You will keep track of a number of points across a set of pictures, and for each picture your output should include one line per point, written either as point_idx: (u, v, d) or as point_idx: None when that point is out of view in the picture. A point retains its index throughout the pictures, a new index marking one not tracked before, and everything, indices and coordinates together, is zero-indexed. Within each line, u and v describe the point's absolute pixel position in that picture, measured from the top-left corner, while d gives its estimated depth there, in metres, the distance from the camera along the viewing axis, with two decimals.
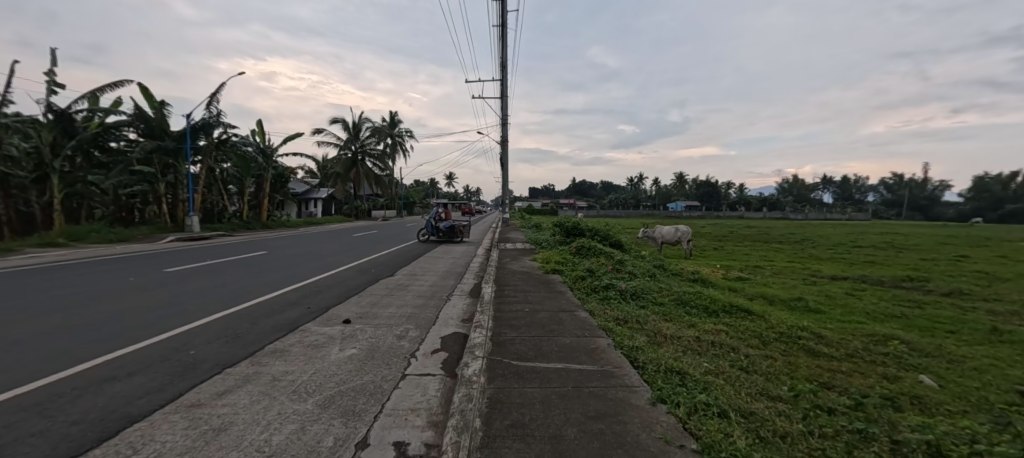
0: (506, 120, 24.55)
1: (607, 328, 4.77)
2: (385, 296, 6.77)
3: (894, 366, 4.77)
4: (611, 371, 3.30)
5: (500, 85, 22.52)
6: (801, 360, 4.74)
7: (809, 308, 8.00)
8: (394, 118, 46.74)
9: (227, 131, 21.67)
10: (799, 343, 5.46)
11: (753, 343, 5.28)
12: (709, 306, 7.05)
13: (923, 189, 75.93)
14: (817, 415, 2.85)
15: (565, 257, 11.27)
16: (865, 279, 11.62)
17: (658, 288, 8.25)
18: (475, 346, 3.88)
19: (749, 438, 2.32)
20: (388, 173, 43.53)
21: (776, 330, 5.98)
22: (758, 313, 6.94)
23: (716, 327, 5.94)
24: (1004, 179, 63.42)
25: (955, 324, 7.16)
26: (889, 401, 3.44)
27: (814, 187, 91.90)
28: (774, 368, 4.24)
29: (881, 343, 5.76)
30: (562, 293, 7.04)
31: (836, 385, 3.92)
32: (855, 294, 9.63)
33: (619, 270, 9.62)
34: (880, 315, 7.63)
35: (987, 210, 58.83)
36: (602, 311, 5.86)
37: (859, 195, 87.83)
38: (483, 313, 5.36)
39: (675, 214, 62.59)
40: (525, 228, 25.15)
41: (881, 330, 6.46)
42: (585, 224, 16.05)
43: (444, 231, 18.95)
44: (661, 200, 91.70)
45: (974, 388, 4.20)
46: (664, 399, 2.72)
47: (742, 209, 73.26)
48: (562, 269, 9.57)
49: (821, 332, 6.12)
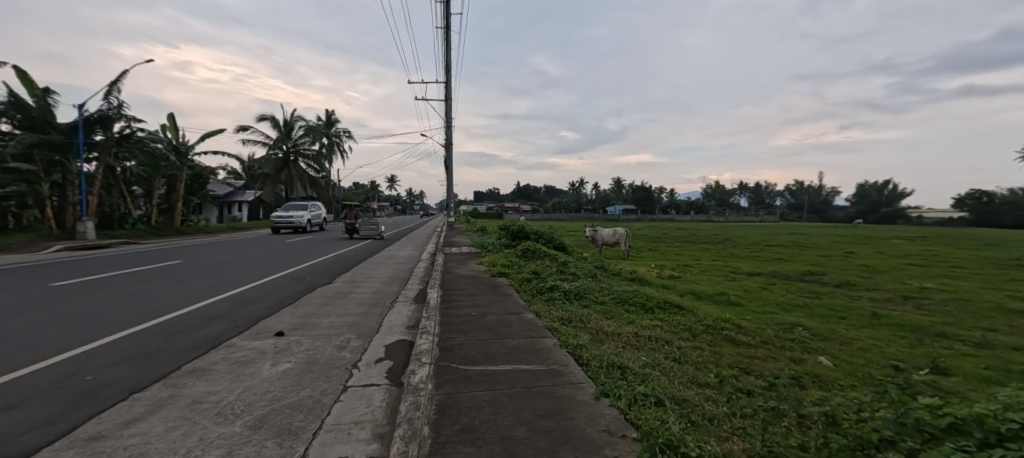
0: (450, 122, 24.33)
1: (553, 328, 4.90)
2: (323, 306, 6.39)
3: (799, 350, 5.44)
4: (557, 370, 3.41)
5: (444, 88, 22.41)
6: (724, 349, 5.23)
7: (730, 301, 8.85)
8: (331, 117, 44.51)
9: (131, 126, 19.33)
10: (722, 334, 6.01)
11: (685, 336, 5.72)
12: (645, 303, 7.54)
13: (820, 195, 87.02)
14: (738, 397, 3.18)
15: (510, 260, 11.34)
16: (775, 274, 13.07)
17: (598, 287, 8.67)
18: (421, 353, 3.81)
19: (682, 423, 2.52)
20: (324, 174, 41.24)
21: (703, 323, 6.52)
22: (687, 307, 7.54)
23: (653, 323, 6.34)
24: (880, 187, 74.75)
25: (845, 311, 8.29)
26: (796, 380, 3.91)
27: (735, 193, 101.01)
28: (702, 357, 4.63)
29: (788, 330, 6.54)
30: (509, 296, 7.11)
31: (753, 369, 4.37)
32: (768, 287, 10.78)
33: (563, 272, 9.86)
34: (788, 305, 8.63)
35: (868, 214, 68.77)
36: (547, 312, 6.00)
37: (771, 200, 98.21)
38: (429, 319, 5.25)
39: (612, 217, 66.46)
40: (471, 232, 25.01)
41: (788, 319, 7.30)
42: (529, 227, 16.26)
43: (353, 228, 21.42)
44: (601, 204, 96.00)
45: (860, 365, 4.90)
46: (607, 393, 2.87)
47: (673, 212, 79.02)
48: (508, 272, 9.70)
49: (740, 323, 6.77)
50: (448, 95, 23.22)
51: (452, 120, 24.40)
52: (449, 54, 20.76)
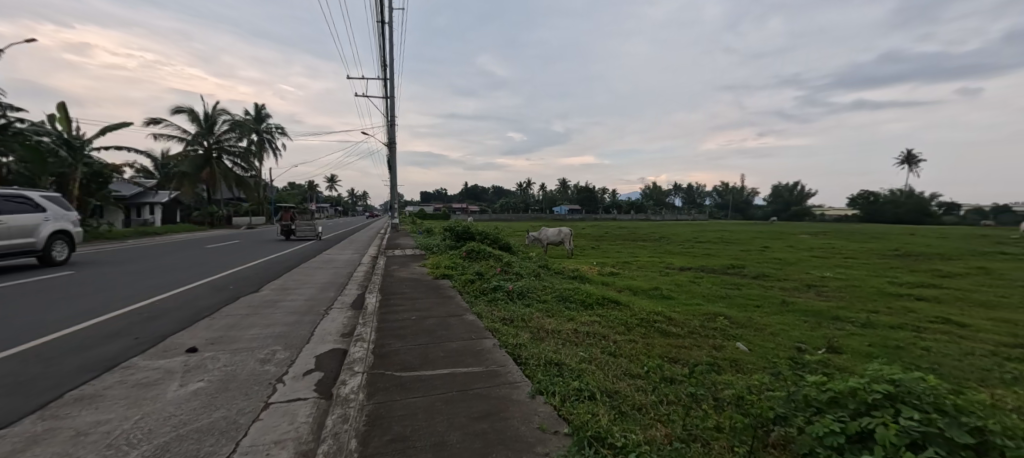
0: (392, 120, 23.59)
1: (494, 328, 4.91)
2: (247, 316, 5.88)
3: (720, 337, 5.93)
4: (496, 370, 3.42)
5: (385, 84, 21.67)
6: (655, 340, 5.56)
7: (662, 295, 9.46)
8: (261, 111, 41.34)
9: (8, 116, 16.60)
10: (654, 326, 6.39)
11: (620, 330, 6.00)
12: (584, 300, 7.81)
13: (741, 195, 95.63)
14: (664, 386, 3.39)
15: (454, 262, 11.21)
16: (702, 269, 14.16)
17: (541, 286, 8.85)
18: (354, 362, 3.63)
19: (611, 414, 2.64)
20: (253, 173, 38.15)
21: (637, 316, 6.90)
22: (623, 302, 7.93)
23: (591, 319, 6.59)
24: (790, 188, 83.78)
25: (760, 300, 9.19)
26: (716, 366, 4.25)
27: (670, 193, 107.75)
28: (635, 349, 4.89)
29: (711, 319, 7.11)
30: (452, 298, 7.03)
31: (680, 358, 4.69)
32: (696, 280, 11.66)
33: (507, 272, 9.95)
34: (712, 297, 9.39)
35: (781, 212, 76.81)
36: (489, 312, 6.01)
37: (701, 199, 106.10)
38: (365, 325, 5.02)
39: (557, 217, 68.23)
40: (416, 233, 24.42)
41: (712, 309, 7.94)
42: (475, 228, 16.21)
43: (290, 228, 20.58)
44: (548, 204, 98.07)
45: (770, 348, 5.46)
46: (542, 391, 2.93)
47: (614, 211, 82.80)
48: (452, 273, 9.60)
49: (670, 315, 7.24)
50: (389, 92, 22.47)
51: (394, 117, 23.62)
52: (390, 50, 20.09)
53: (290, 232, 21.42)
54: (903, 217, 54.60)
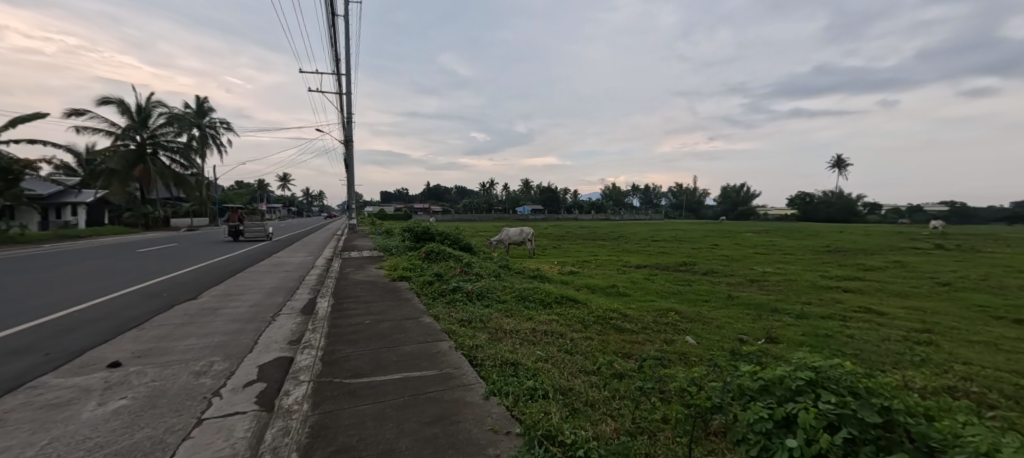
0: (348, 117, 22.76)
1: (451, 330, 4.85)
2: (182, 325, 5.44)
3: (671, 332, 6.20)
4: (450, 373, 3.37)
5: (340, 80, 20.87)
6: (611, 336, 5.72)
7: (619, 292, 9.76)
8: (203, 105, 38.57)
9: None
10: (610, 323, 6.57)
11: (577, 328, 6.12)
12: (544, 299, 7.90)
13: (694, 196, 100.63)
14: (616, 381, 3.49)
15: (413, 263, 10.96)
16: (657, 266, 14.76)
17: (501, 286, 8.85)
18: (299, 371, 3.45)
19: (563, 412, 2.68)
20: (195, 171, 35.49)
21: (594, 313, 7.06)
22: (580, 300, 8.10)
23: (550, 318, 6.66)
24: (737, 190, 89.22)
25: (708, 294, 9.71)
26: (666, 360, 4.43)
27: (629, 194, 111.34)
28: (591, 346, 5.00)
29: (663, 314, 7.41)
30: (409, 300, 6.87)
31: (633, 353, 4.86)
32: (650, 278, 12.14)
33: (468, 273, 9.86)
34: (665, 293, 9.80)
35: (729, 212, 81.60)
36: (447, 314, 5.93)
37: (657, 199, 110.51)
38: (314, 331, 4.79)
39: (519, 217, 68.68)
40: (374, 234, 23.69)
41: (665, 305, 8.29)
42: (435, 228, 15.96)
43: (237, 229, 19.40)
44: (510, 204, 98.47)
45: (716, 340, 5.78)
46: (496, 391, 2.92)
47: (575, 211, 84.52)
48: (410, 275, 9.39)
49: (625, 311, 7.47)
50: (345, 88, 21.66)
51: (351, 114, 22.80)
52: (345, 44, 19.37)
53: (238, 233, 20.20)
54: (835, 216, 59.69)
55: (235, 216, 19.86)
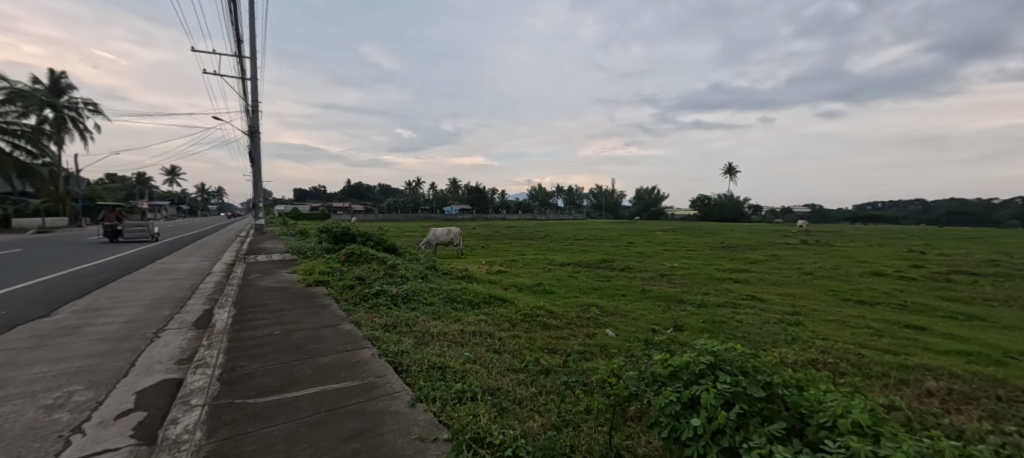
0: (254, 105, 20.55)
1: (373, 337, 4.59)
2: (29, 350, 4.45)
3: (593, 326, 6.55)
4: (372, 382, 3.18)
5: (243, 64, 18.75)
6: (537, 333, 5.88)
7: (545, 290, 10.08)
8: (60, 82, 32.18)
9: None
10: (536, 320, 6.74)
11: (505, 326, 6.18)
12: (472, 299, 7.84)
13: (612, 197, 107.56)
14: (542, 378, 3.57)
15: (331, 266, 10.22)
16: (580, 264, 15.51)
17: (428, 288, 8.61)
18: (191, 394, 3.01)
19: (492, 412, 2.67)
20: (49, 161, 29.41)
21: (521, 312, 7.19)
22: (508, 299, 8.19)
23: (478, 318, 6.64)
24: (649, 192, 97.24)
25: (625, 289, 10.43)
26: (588, 353, 4.66)
27: (554, 195, 115.58)
28: (519, 344, 5.08)
29: (586, 310, 7.80)
30: (327, 307, 6.40)
31: (558, 348, 5.03)
32: (574, 275, 12.72)
33: (392, 275, 9.45)
34: (587, 289, 10.33)
35: (643, 212, 88.57)
36: (369, 319, 5.61)
37: (580, 200, 116.22)
38: (211, 347, 4.22)
39: (447, 216, 67.69)
40: (286, 235, 21.67)
41: (587, 301, 8.74)
42: (356, 228, 15.05)
43: (114, 229, 16.68)
44: (438, 204, 96.71)
45: (632, 332, 6.22)
46: (423, 398, 2.82)
47: (503, 211, 85.54)
48: (328, 279, 8.73)
49: (550, 308, 7.72)
50: (249, 73, 19.52)
51: (257, 102, 20.60)
52: (249, 24, 17.46)
53: (114, 235, 17.23)
54: (728, 216, 67.91)
55: (112, 215, 17.06)
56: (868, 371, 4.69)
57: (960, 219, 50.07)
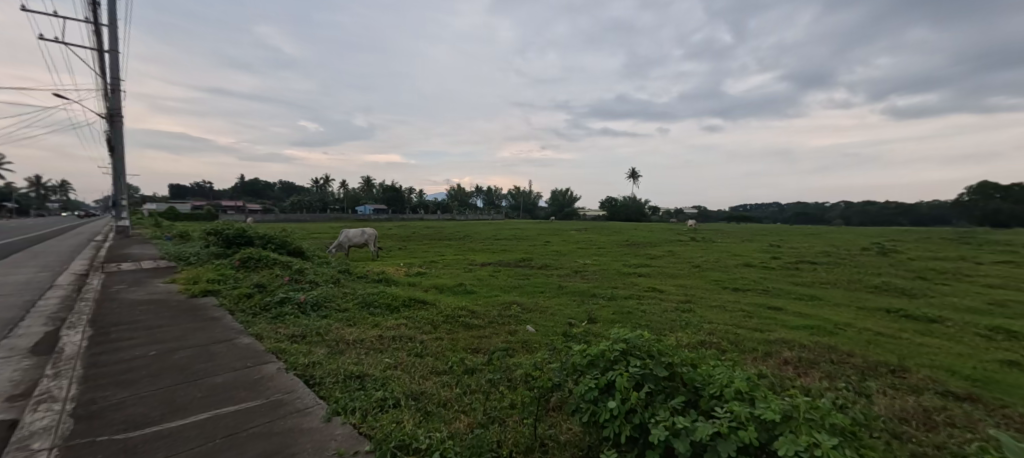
0: (114, 84, 17.23)
1: (278, 349, 4.16)
2: None
3: (514, 323, 6.70)
4: (279, 400, 2.88)
5: (99, 33, 15.63)
6: (459, 334, 5.83)
7: (466, 290, 10.04)
8: None
9: None
10: (459, 320, 6.69)
11: (427, 329, 6.04)
12: (390, 303, 7.51)
13: (530, 198, 111.11)
14: (466, 377, 3.56)
15: (222, 273, 9.01)
16: (500, 263, 15.74)
17: (341, 293, 8.03)
18: (32, 436, 2.44)
19: (416, 417, 2.60)
20: None
21: (443, 313, 7.08)
22: (429, 301, 7.99)
23: (397, 322, 6.37)
24: (564, 193, 102.36)
25: (543, 286, 10.85)
26: (510, 350, 4.75)
27: (475, 195, 115.60)
28: (441, 346, 4.99)
29: (507, 308, 7.94)
30: (219, 320, 5.64)
31: (481, 347, 5.05)
32: (494, 274, 12.88)
33: (299, 281, 8.65)
34: (507, 287, 10.53)
35: (558, 212, 92.90)
36: (272, 331, 5.05)
37: (500, 200, 117.92)
38: (59, 377, 3.45)
39: (361, 216, 63.99)
40: (163, 239, 18.60)
41: (508, 299, 8.91)
42: (253, 230, 13.46)
43: None
44: (350, 203, 91.00)
45: (551, 326, 6.50)
46: (340, 410, 2.63)
47: (422, 212, 83.26)
48: (219, 287, 7.69)
49: (473, 308, 7.72)
50: (107, 45, 16.33)
51: (120, 81, 17.36)
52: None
53: None
54: (633, 216, 74.40)
55: None
56: (744, 347, 5.48)
57: (806, 218, 61.08)
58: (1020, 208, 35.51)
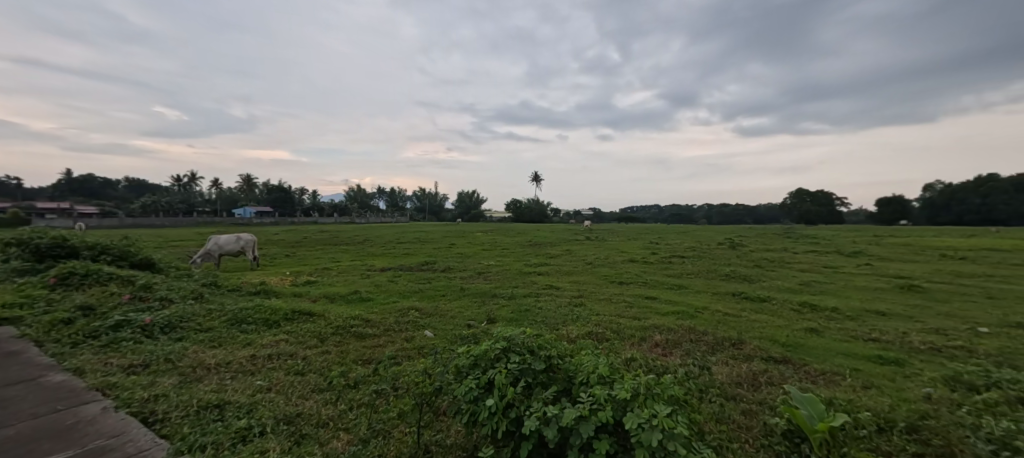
0: None
1: (107, 384, 3.40)
2: None
3: (412, 329, 6.49)
4: (102, 446, 2.35)
5: None
6: (350, 345, 5.43)
7: (361, 298, 9.43)
8: None
9: None
10: (349, 331, 6.23)
11: (312, 343, 5.50)
12: (269, 318, 6.67)
13: (434, 200, 109.27)
14: (350, 392, 3.33)
15: (27, 294, 7.04)
16: (401, 268, 15.13)
17: (203, 310, 6.89)
18: None
19: (286, 444, 2.37)
20: None
21: (333, 324, 6.53)
22: (317, 312, 7.30)
23: (276, 338, 5.69)
24: (468, 196, 102.95)
25: (445, 289, 10.74)
26: (402, 358, 4.57)
27: (375, 196, 109.38)
28: (327, 361, 4.59)
29: (405, 314, 7.65)
30: (17, 355, 4.38)
31: (372, 357, 4.77)
32: (393, 279, 12.32)
33: (145, 300, 7.19)
34: (407, 293, 10.16)
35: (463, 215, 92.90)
36: (100, 363, 4.10)
37: (402, 202, 113.76)
38: None
39: (238, 220, 56.02)
40: None
41: (407, 304, 8.61)
42: (79, 239, 10.80)
43: None
44: (223, 205, 79.09)
45: (451, 330, 6.46)
46: (187, 448, 2.26)
47: (315, 214, 76.00)
48: (22, 313, 5.99)
49: (368, 317, 7.26)
50: None
51: None
52: None
53: None
54: (535, 217, 77.92)
55: None
56: (624, 334, 6.10)
57: (678, 218, 70.56)
58: (821, 210, 46.65)
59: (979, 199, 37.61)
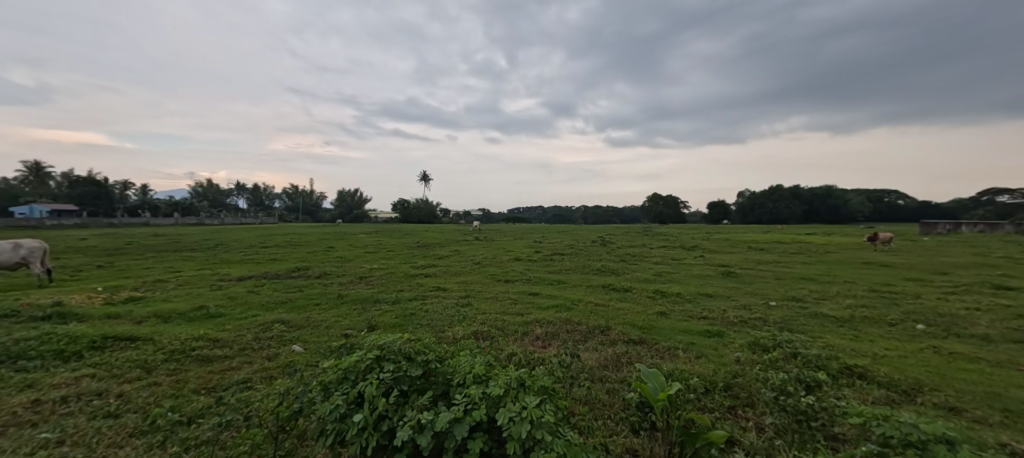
0: None
1: None
2: None
3: (275, 345, 5.71)
4: None
5: None
6: (191, 371, 4.53)
7: (209, 314, 7.93)
8: None
9: None
10: (190, 355, 5.19)
11: (132, 376, 4.42)
12: (65, 350, 5.15)
13: (308, 199, 98.53)
14: (184, 430, 2.77)
15: None
16: (264, 276, 13.20)
17: None
18: None
19: None
20: None
21: (166, 349, 5.36)
22: (142, 336, 5.89)
23: (77, 374, 4.42)
24: (349, 195, 95.42)
25: (318, 297, 9.72)
26: (258, 381, 3.97)
27: (232, 193, 93.67)
28: (155, 395, 3.74)
29: (268, 328, 6.68)
30: None
31: (220, 383, 4.04)
32: (254, 289, 10.67)
33: None
34: (271, 304, 8.90)
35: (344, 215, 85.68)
36: None
37: (268, 201, 99.79)
38: None
39: (24, 221, 42.30)
40: None
41: (270, 317, 7.54)
42: None
43: None
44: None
45: (325, 342, 5.88)
46: None
47: (147, 214, 61.68)
48: None
49: (217, 335, 6.14)
50: None
51: None
52: None
53: None
54: (423, 218, 76.00)
55: None
56: (509, 331, 6.31)
57: (559, 218, 76.19)
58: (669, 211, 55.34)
59: (772, 205, 49.88)
